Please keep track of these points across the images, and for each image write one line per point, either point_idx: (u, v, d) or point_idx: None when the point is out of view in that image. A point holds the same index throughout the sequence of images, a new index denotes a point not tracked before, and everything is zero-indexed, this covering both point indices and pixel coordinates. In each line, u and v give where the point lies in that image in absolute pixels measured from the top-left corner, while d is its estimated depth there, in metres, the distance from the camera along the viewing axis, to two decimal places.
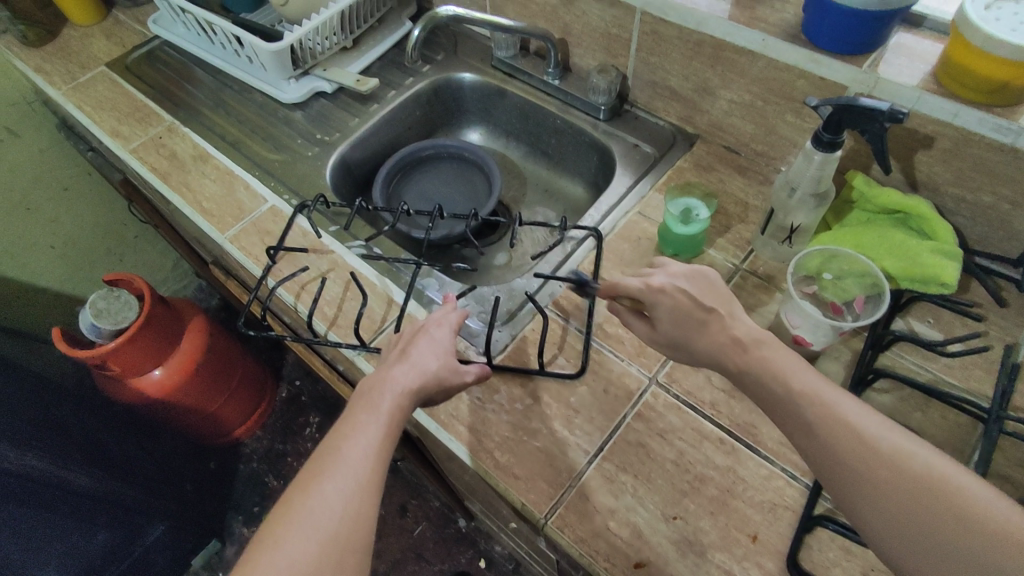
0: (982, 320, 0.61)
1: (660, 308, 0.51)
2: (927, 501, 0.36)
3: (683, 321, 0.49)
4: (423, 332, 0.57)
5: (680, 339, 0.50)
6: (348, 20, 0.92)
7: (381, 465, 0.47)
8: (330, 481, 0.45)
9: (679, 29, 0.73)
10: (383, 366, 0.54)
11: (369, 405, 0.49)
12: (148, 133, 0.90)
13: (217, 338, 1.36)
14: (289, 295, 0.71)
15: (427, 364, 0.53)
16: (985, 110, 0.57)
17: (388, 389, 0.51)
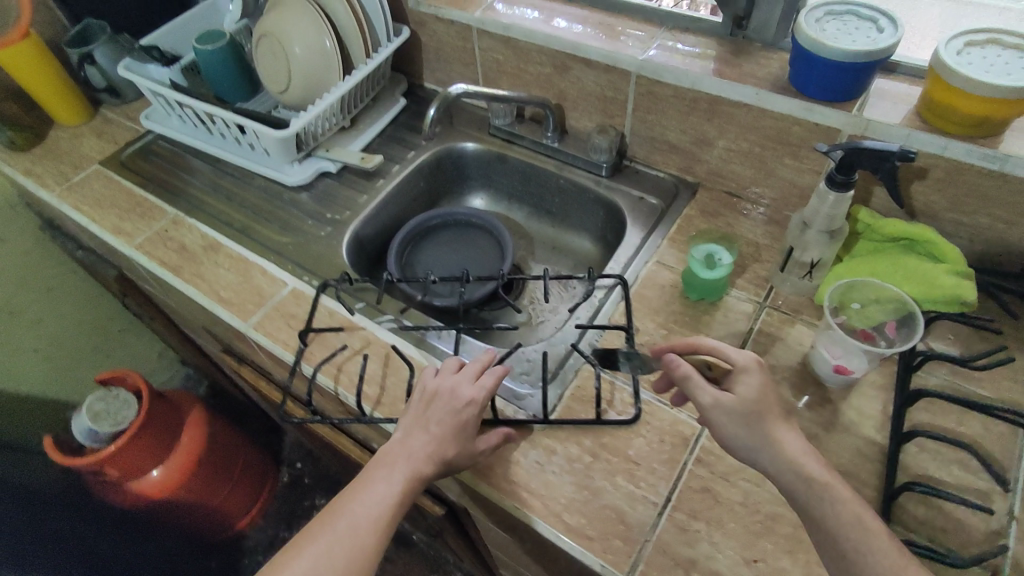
0: (1000, 333, 0.65)
1: (750, 377, 0.52)
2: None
3: (769, 399, 0.51)
4: (449, 397, 0.60)
5: (757, 413, 0.50)
6: (348, 102, 0.95)
7: (380, 532, 0.54)
8: (338, 537, 0.53)
9: (675, 88, 0.78)
10: (408, 426, 0.59)
11: (384, 474, 0.56)
12: (152, 227, 0.90)
13: (219, 430, 1.31)
14: (327, 380, 0.70)
15: (447, 441, 0.57)
16: (972, 141, 0.63)
17: (404, 461, 0.56)
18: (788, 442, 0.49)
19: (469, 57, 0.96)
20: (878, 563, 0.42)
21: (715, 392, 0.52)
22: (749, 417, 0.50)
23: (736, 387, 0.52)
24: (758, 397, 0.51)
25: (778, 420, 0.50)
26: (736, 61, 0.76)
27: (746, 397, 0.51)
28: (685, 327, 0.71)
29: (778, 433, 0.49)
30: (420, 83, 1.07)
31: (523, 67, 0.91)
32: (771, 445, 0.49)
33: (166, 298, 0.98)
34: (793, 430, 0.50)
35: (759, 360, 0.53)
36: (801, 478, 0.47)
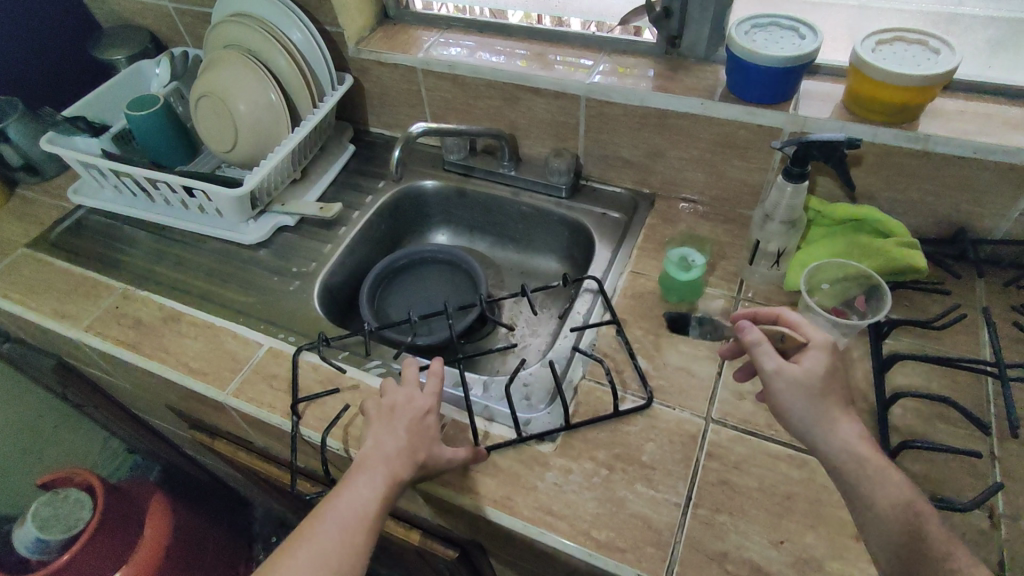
0: (949, 294, 0.72)
1: (821, 354, 0.52)
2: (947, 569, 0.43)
3: (835, 380, 0.51)
4: (410, 405, 0.61)
5: (821, 387, 0.50)
6: (298, 153, 0.93)
7: (369, 529, 0.53)
8: (320, 547, 0.50)
9: (623, 107, 0.82)
10: (375, 430, 0.59)
11: (364, 478, 0.55)
12: (100, 305, 0.84)
13: (185, 516, 1.25)
14: (336, 442, 0.66)
15: (417, 444, 0.58)
16: (896, 127, 0.70)
17: (382, 466, 0.56)
18: (853, 427, 0.49)
19: (415, 98, 0.97)
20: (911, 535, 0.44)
21: (783, 360, 0.51)
22: (811, 388, 0.50)
23: (805, 360, 0.52)
24: (826, 375, 0.50)
25: (839, 406, 0.50)
26: (676, 76, 0.81)
27: (813, 371, 0.51)
28: (670, 330, 0.74)
29: (841, 413, 0.49)
30: (366, 128, 1.07)
31: (472, 102, 0.93)
32: (832, 425, 0.49)
33: (121, 380, 0.91)
34: (855, 416, 0.50)
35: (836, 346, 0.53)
36: (841, 444, 0.48)
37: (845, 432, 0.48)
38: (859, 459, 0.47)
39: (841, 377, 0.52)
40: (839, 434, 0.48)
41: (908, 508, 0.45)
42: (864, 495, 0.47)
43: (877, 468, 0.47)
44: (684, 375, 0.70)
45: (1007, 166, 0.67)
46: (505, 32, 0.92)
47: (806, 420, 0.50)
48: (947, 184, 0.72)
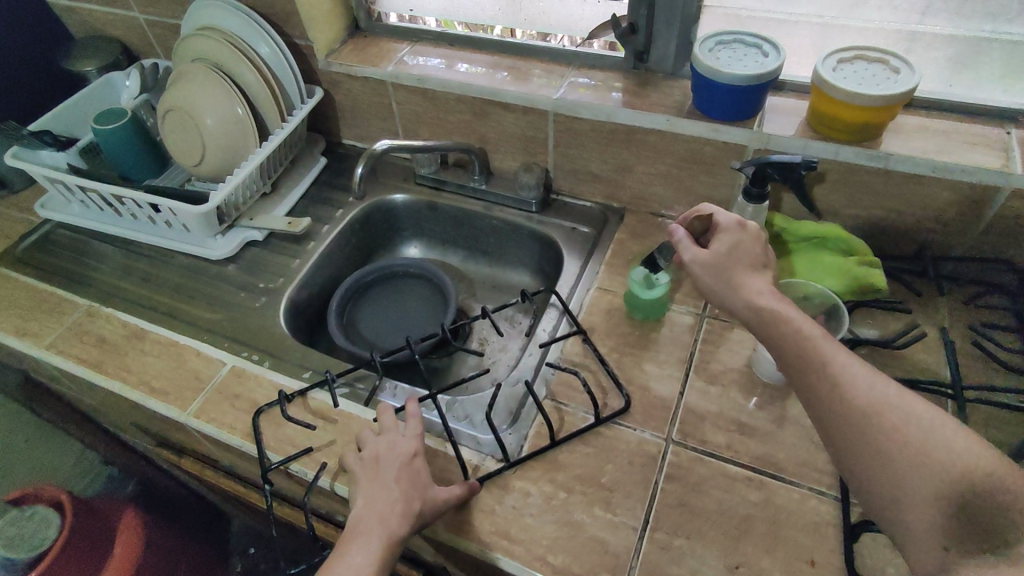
0: (911, 312, 0.72)
1: (730, 235, 0.59)
2: (869, 423, 0.45)
3: (742, 253, 0.58)
4: (394, 456, 0.60)
5: (728, 264, 0.57)
6: (266, 168, 0.92)
7: None
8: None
9: (591, 122, 0.82)
10: (363, 489, 0.58)
11: (359, 544, 0.54)
12: (64, 322, 0.83)
13: (157, 533, 1.23)
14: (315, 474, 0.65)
15: (410, 496, 0.57)
16: (857, 146, 0.70)
17: (376, 527, 0.55)
18: (755, 285, 0.55)
19: (386, 112, 0.97)
20: (828, 390, 0.47)
21: (697, 249, 0.59)
22: (718, 265, 0.57)
23: (718, 241, 0.59)
24: (731, 250, 0.58)
25: (745, 270, 0.57)
26: (643, 92, 0.81)
27: (718, 250, 0.58)
28: (635, 348, 0.74)
29: (747, 279, 0.56)
30: (338, 141, 1.06)
31: (442, 115, 0.92)
32: (739, 291, 0.55)
33: (86, 397, 0.90)
34: (762, 279, 0.56)
35: (743, 224, 0.60)
36: (755, 313, 0.53)
37: (756, 295, 0.54)
38: (759, 306, 0.53)
39: (752, 253, 0.58)
40: (795, 333, 0.50)
41: (872, 391, 0.46)
42: (830, 394, 0.47)
43: (782, 316, 0.52)
44: (647, 394, 0.69)
45: (968, 184, 0.67)
46: (476, 46, 0.92)
47: (718, 289, 0.57)
48: (909, 202, 0.72)
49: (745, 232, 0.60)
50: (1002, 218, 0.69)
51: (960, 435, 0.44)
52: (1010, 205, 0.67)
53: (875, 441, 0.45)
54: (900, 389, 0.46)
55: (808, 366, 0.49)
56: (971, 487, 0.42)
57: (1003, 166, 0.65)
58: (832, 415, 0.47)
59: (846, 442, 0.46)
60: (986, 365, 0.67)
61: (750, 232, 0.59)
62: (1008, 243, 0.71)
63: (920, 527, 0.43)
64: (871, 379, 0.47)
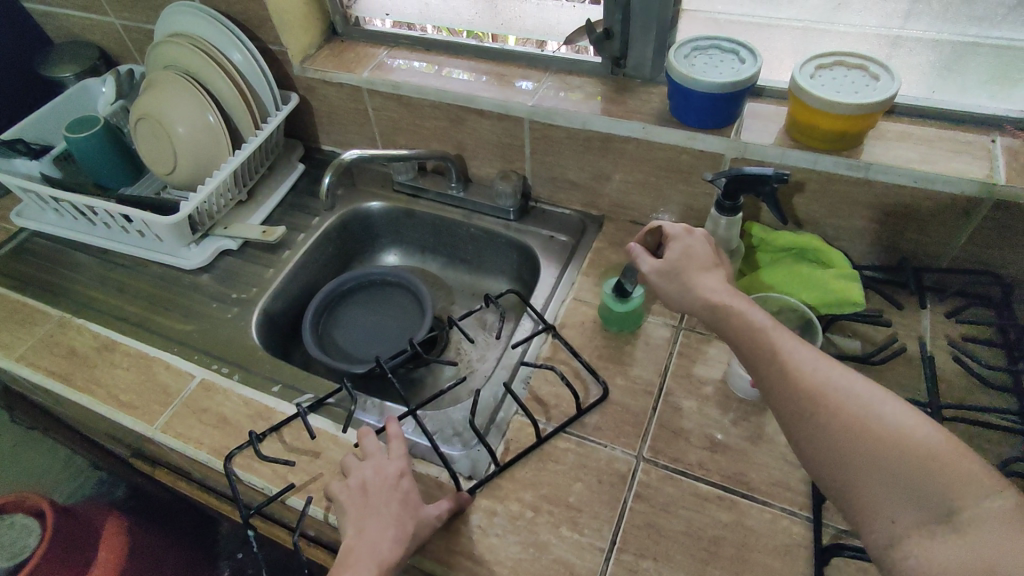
0: (892, 325, 0.70)
1: (680, 241, 0.60)
2: (817, 404, 0.45)
3: (693, 255, 0.58)
4: (383, 481, 0.59)
5: (680, 268, 0.58)
6: (241, 176, 0.91)
7: None
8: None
9: (567, 129, 0.81)
10: (352, 521, 0.56)
11: (352, 575, 0.52)
12: (34, 333, 0.82)
13: (143, 536, 1.19)
14: (299, 500, 0.63)
15: (401, 523, 0.56)
16: (836, 155, 0.68)
17: (366, 557, 0.53)
18: (706, 282, 0.56)
19: (363, 118, 0.95)
20: (776, 375, 0.47)
21: (652, 259, 0.60)
22: (673, 270, 0.58)
23: (671, 248, 0.60)
24: (682, 255, 0.58)
25: (697, 270, 0.57)
26: (620, 98, 0.79)
27: (670, 257, 0.59)
28: (608, 361, 0.72)
29: (697, 279, 0.56)
30: (317, 147, 1.05)
31: (418, 122, 0.91)
32: (692, 292, 0.56)
33: (60, 407, 0.89)
34: (714, 275, 0.57)
35: (691, 230, 0.61)
36: (710, 310, 0.54)
37: (707, 294, 0.55)
38: (710, 304, 0.54)
39: (704, 253, 0.59)
40: (745, 325, 0.51)
41: (819, 373, 0.46)
42: (778, 378, 0.47)
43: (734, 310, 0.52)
44: (619, 409, 0.68)
45: (948, 195, 0.65)
46: (452, 50, 0.90)
47: (674, 293, 0.58)
48: (890, 212, 0.70)
49: (693, 234, 0.60)
50: (984, 229, 0.67)
51: (906, 410, 0.43)
52: (992, 216, 0.65)
53: (819, 421, 0.44)
54: (850, 373, 0.46)
55: (756, 353, 0.49)
56: (915, 462, 0.40)
57: (985, 177, 0.63)
58: (782, 399, 0.47)
59: (793, 425, 0.46)
60: (968, 380, 0.65)
61: (696, 236, 0.60)
62: (992, 255, 0.68)
63: (866, 503, 0.41)
64: (815, 360, 0.47)
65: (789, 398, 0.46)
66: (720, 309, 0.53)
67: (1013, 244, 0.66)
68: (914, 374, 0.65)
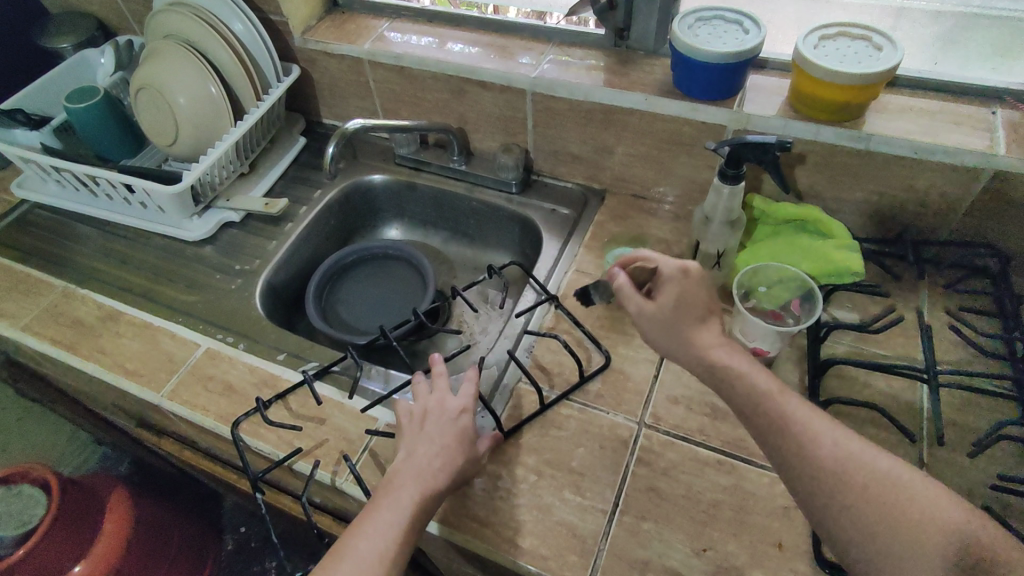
0: (890, 296, 0.71)
1: (672, 285, 0.57)
2: (837, 477, 0.45)
3: (688, 303, 0.56)
4: (442, 413, 0.62)
5: (675, 320, 0.56)
6: (243, 148, 0.91)
7: (404, 551, 0.53)
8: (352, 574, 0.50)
9: (569, 101, 0.80)
10: (405, 443, 0.60)
11: (395, 494, 0.55)
12: (39, 304, 0.82)
13: (150, 508, 1.22)
14: (306, 465, 0.64)
15: (449, 454, 0.58)
16: (838, 126, 0.68)
17: (410, 481, 0.56)
18: (705, 338, 0.55)
19: (364, 90, 0.95)
20: (787, 443, 0.48)
21: (641, 303, 0.58)
22: (667, 322, 0.57)
23: (663, 293, 0.57)
24: (677, 303, 0.56)
25: (693, 322, 0.56)
26: (623, 70, 0.79)
27: (663, 305, 0.57)
28: (610, 331, 0.73)
29: (695, 335, 0.55)
30: (318, 121, 1.05)
31: (420, 95, 0.91)
32: (693, 349, 0.55)
33: (66, 378, 0.90)
34: (711, 328, 0.56)
35: (686, 268, 0.57)
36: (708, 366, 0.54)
37: (710, 353, 0.54)
38: (711, 363, 0.54)
39: (699, 300, 0.57)
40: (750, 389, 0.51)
41: (834, 443, 0.46)
42: (792, 447, 0.47)
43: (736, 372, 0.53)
44: (621, 378, 0.69)
45: (949, 167, 0.66)
46: (454, 22, 0.90)
47: (675, 349, 0.57)
48: (890, 184, 0.70)
49: (686, 275, 0.57)
50: (983, 201, 0.67)
51: (926, 484, 0.44)
52: (993, 188, 0.66)
53: (840, 495, 0.44)
54: (862, 441, 0.47)
55: (764, 418, 0.50)
56: (953, 543, 0.41)
57: (986, 148, 0.64)
58: (798, 469, 0.47)
59: (819, 503, 0.45)
60: (963, 350, 0.66)
61: (694, 276, 0.57)
62: (991, 227, 0.69)
63: None
64: (826, 428, 0.48)
65: (807, 468, 0.46)
66: (722, 372, 0.53)
67: (1012, 216, 0.67)
68: (914, 343, 0.66)
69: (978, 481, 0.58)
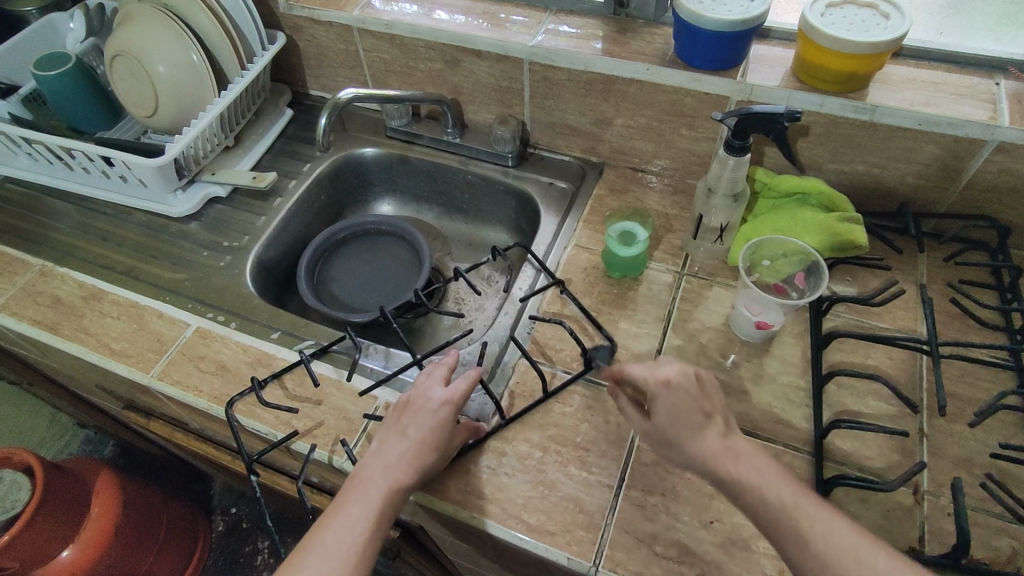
0: (891, 269, 0.71)
1: (662, 401, 0.51)
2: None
3: (682, 417, 0.50)
4: (423, 404, 0.58)
5: (673, 438, 0.51)
6: (228, 119, 0.87)
7: (364, 557, 0.51)
8: (316, 567, 0.50)
9: (568, 71, 0.78)
10: (383, 436, 0.57)
11: (360, 493, 0.53)
12: (16, 282, 0.79)
13: (135, 488, 1.21)
14: (305, 445, 0.63)
15: (422, 451, 0.55)
16: (843, 96, 0.67)
17: (379, 477, 0.54)
18: (702, 448, 0.50)
19: (353, 59, 0.91)
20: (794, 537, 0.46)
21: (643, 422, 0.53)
22: (664, 437, 0.52)
23: (656, 409, 0.52)
24: (671, 423, 0.51)
25: (694, 431, 0.50)
26: (623, 39, 0.77)
27: (658, 422, 0.52)
28: (611, 306, 0.72)
29: (694, 450, 0.50)
30: (305, 91, 1.01)
31: (412, 64, 0.87)
32: (694, 460, 0.50)
33: (48, 360, 0.87)
34: (710, 432, 0.50)
35: (667, 381, 0.51)
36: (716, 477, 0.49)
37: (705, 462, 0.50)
38: (718, 474, 0.49)
39: (693, 411, 0.50)
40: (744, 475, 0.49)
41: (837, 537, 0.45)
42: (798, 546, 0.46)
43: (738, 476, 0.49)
44: (623, 352, 0.68)
45: (952, 139, 0.66)
46: None
47: (679, 459, 0.52)
48: (894, 156, 0.70)
49: (675, 388, 0.51)
50: (986, 173, 0.67)
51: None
52: (995, 160, 0.66)
53: None
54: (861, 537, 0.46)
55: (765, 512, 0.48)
56: None
57: (990, 119, 0.63)
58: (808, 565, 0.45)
59: None
60: (963, 322, 0.67)
61: (686, 388, 0.51)
62: (990, 200, 0.69)
63: None
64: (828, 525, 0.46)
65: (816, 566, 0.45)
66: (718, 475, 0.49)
67: (1012, 189, 0.67)
68: (915, 315, 0.67)
69: (977, 449, 0.59)
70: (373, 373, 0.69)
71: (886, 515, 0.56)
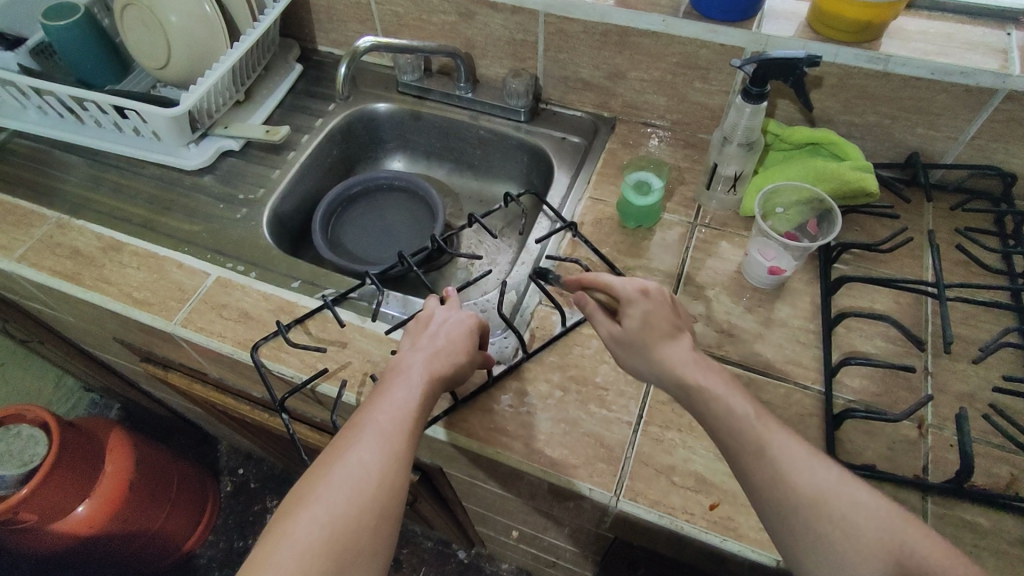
0: (899, 219, 0.73)
1: (638, 305, 0.53)
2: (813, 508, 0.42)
3: (654, 324, 0.52)
4: (446, 314, 0.61)
5: (640, 343, 0.52)
6: (239, 73, 0.87)
7: (412, 438, 0.51)
8: (369, 445, 0.49)
9: (583, 23, 0.78)
10: (411, 342, 0.59)
11: (402, 382, 0.54)
12: (33, 235, 0.79)
13: (145, 450, 1.22)
14: (332, 387, 0.64)
15: (458, 345, 0.58)
16: (857, 47, 0.69)
17: (420, 366, 0.55)
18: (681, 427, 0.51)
19: (364, 13, 0.91)
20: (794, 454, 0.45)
21: (607, 324, 0.55)
22: (631, 342, 0.53)
23: (625, 318, 0.54)
24: (642, 327, 0.52)
25: (663, 339, 0.52)
26: None
27: (629, 327, 0.53)
28: (627, 254, 0.74)
29: (661, 353, 0.51)
30: (314, 47, 1.01)
31: (425, 17, 0.87)
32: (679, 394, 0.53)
33: (66, 315, 0.87)
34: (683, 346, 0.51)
35: (646, 290, 0.54)
36: None
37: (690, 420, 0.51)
38: None
39: (665, 320, 0.53)
40: None
41: None
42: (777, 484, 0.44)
43: None
44: None
45: (964, 88, 0.67)
46: None
47: None
48: (904, 107, 0.71)
49: (650, 296, 0.54)
50: (993, 123, 0.69)
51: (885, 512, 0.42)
52: (1004, 110, 0.67)
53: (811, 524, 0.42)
54: None
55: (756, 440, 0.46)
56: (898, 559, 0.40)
57: (1000, 68, 0.65)
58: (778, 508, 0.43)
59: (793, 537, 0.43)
60: (967, 268, 0.69)
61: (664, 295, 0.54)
62: (997, 150, 0.71)
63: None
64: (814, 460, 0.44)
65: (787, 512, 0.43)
66: None
67: (1018, 139, 0.69)
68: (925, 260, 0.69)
69: (979, 385, 0.61)
70: (393, 319, 0.70)
71: (892, 446, 0.59)
